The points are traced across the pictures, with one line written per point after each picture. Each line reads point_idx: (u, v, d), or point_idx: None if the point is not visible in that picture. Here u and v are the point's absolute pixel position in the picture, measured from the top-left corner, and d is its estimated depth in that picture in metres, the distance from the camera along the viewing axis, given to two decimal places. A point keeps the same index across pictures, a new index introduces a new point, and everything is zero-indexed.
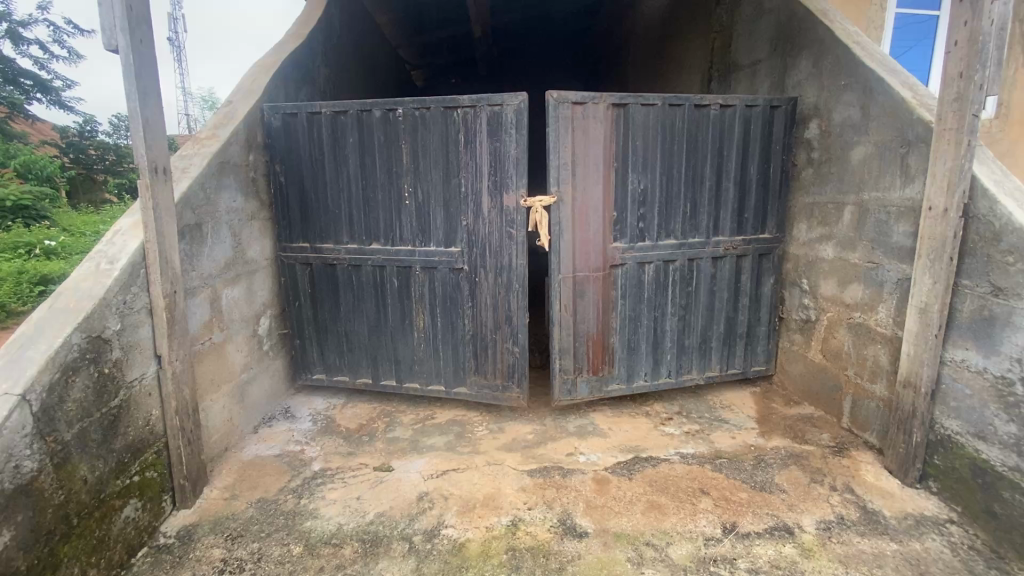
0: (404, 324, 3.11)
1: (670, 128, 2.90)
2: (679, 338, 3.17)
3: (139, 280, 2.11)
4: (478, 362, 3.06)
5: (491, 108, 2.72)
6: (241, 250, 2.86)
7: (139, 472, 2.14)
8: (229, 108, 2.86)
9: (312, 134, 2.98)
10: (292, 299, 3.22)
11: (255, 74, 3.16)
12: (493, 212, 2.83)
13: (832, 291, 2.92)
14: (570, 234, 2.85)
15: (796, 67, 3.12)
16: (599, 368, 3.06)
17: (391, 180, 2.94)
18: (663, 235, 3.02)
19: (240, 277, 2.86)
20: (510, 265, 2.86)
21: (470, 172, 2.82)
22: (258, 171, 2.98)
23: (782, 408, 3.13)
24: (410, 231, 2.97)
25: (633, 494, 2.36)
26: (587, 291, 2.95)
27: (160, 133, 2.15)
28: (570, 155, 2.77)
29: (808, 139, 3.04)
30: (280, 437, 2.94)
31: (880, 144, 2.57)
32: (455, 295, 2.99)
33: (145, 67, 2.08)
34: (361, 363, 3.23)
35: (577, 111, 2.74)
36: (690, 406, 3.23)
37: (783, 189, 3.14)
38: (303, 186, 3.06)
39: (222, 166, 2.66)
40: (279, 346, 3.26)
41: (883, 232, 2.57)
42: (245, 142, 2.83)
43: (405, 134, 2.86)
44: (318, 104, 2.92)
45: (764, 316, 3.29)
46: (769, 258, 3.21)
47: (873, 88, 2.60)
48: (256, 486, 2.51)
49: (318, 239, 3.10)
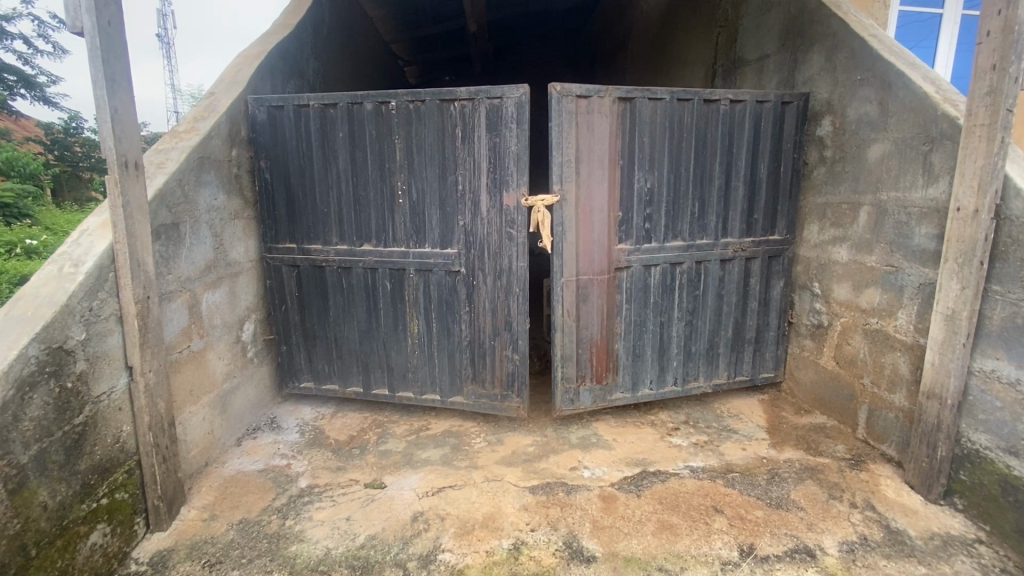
0: (397, 330, 2.93)
1: (678, 124, 2.76)
2: (685, 344, 3.03)
3: (108, 285, 1.93)
4: (475, 370, 2.89)
5: (489, 101, 2.56)
6: (222, 251, 2.69)
7: (108, 494, 1.97)
8: (210, 100, 2.71)
9: (300, 128, 2.80)
10: (278, 304, 3.05)
11: (239, 65, 3.00)
12: (492, 211, 2.67)
13: (846, 295, 2.79)
14: (573, 234, 2.70)
15: (807, 62, 2.99)
16: (602, 376, 2.91)
17: (383, 178, 2.77)
18: (670, 237, 2.87)
19: (222, 279, 2.70)
20: (510, 268, 2.70)
21: (468, 169, 2.66)
22: (241, 167, 2.80)
23: (793, 418, 3.00)
24: (404, 232, 2.80)
25: (642, 513, 2.21)
26: (591, 296, 2.80)
27: (129, 124, 1.97)
28: (574, 152, 2.63)
29: (820, 136, 2.91)
30: (265, 449, 2.78)
31: (900, 141, 2.45)
32: (451, 300, 2.82)
33: (114, 52, 1.90)
34: (352, 371, 3.06)
35: (582, 104, 2.60)
36: (696, 415, 3.09)
37: (793, 189, 3.00)
38: (289, 183, 2.88)
39: (202, 161, 2.49)
40: (263, 352, 3.08)
41: (903, 234, 2.45)
42: (227, 136, 2.66)
43: (398, 128, 2.69)
44: (306, 96, 2.75)
45: (773, 320, 3.15)
46: (778, 261, 3.08)
47: (892, 83, 2.48)
48: (238, 505, 2.34)
49: (306, 240, 2.92)
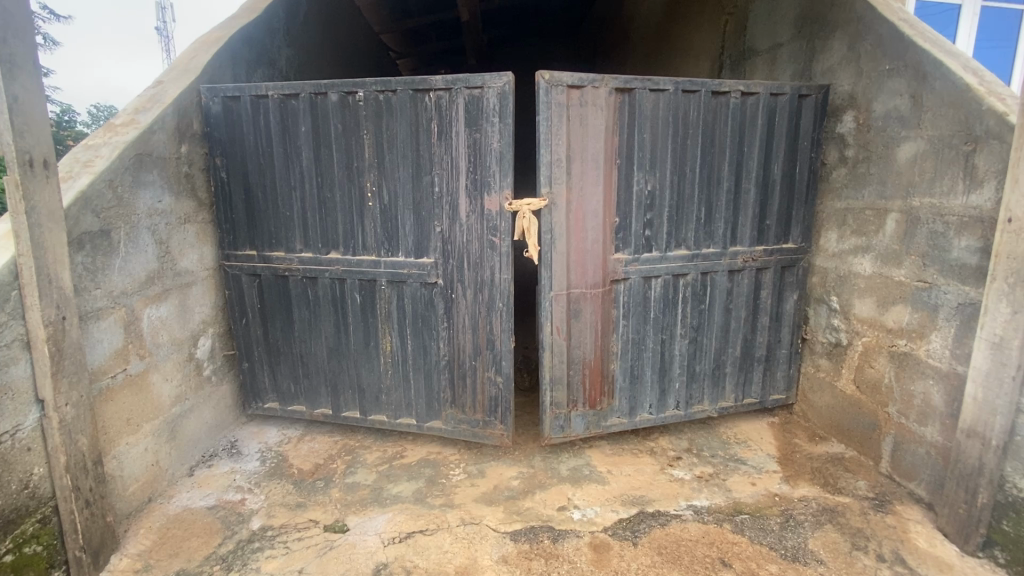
0: (368, 347, 2.64)
1: (682, 120, 2.46)
2: (688, 363, 2.74)
3: (9, 306, 1.63)
4: (454, 393, 2.59)
5: (469, 92, 2.26)
6: (169, 260, 2.39)
7: (12, 550, 1.68)
8: (157, 90, 2.41)
9: (259, 121, 2.50)
10: (238, 317, 2.75)
11: (195, 51, 2.71)
12: (472, 217, 2.38)
13: (869, 312, 2.50)
14: (564, 243, 2.40)
15: (827, 51, 2.69)
16: (596, 401, 2.62)
17: (351, 177, 2.47)
18: (673, 246, 2.58)
19: (169, 292, 2.40)
20: (492, 280, 2.41)
21: (445, 168, 2.36)
22: (193, 165, 2.50)
23: (807, 446, 2.70)
24: (374, 238, 2.50)
25: (638, 567, 1.93)
26: (583, 312, 2.50)
27: (35, 113, 1.66)
28: (565, 150, 2.32)
29: (840, 133, 2.61)
30: (219, 481, 2.49)
31: (936, 140, 2.16)
32: (428, 315, 2.53)
33: (14, 28, 1.59)
34: (320, 392, 2.77)
35: (573, 96, 2.30)
36: (700, 441, 2.80)
37: (810, 192, 2.70)
38: (248, 183, 2.57)
39: (141, 158, 2.20)
40: (223, 369, 2.79)
41: (939, 245, 2.15)
42: (174, 130, 2.36)
43: (367, 121, 2.39)
44: (264, 86, 2.45)
45: (785, 337, 2.85)
46: (792, 272, 2.78)
47: (927, 73, 2.18)
48: (177, 552, 2.05)
49: (267, 246, 2.62)
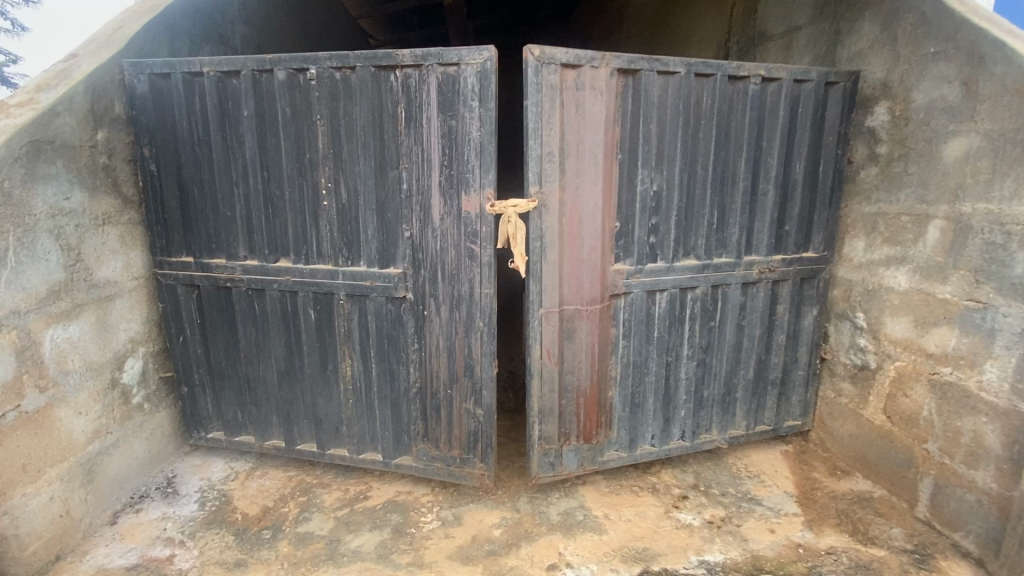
0: (325, 371, 2.26)
1: (694, 109, 2.11)
2: (696, 388, 2.40)
3: None
4: (427, 424, 2.22)
5: (442, 69, 1.89)
6: (81, 269, 1.99)
7: None
8: (68, 64, 2.01)
9: (193, 103, 2.10)
10: (175, 334, 2.35)
11: (123, 20, 2.29)
12: (447, 220, 2.01)
13: (904, 333, 2.18)
14: (556, 252, 2.04)
15: (854, 34, 2.35)
16: (592, 434, 2.27)
17: (303, 171, 2.08)
18: (682, 255, 2.23)
19: (82, 308, 2.00)
20: (471, 295, 2.04)
21: (415, 161, 1.98)
22: (114, 155, 2.10)
23: (829, 482, 2.38)
24: (332, 244, 2.12)
25: None
26: (578, 332, 2.15)
27: None
28: (558, 141, 1.96)
29: (871, 128, 2.28)
30: (146, 531, 2.09)
31: (995, 136, 1.84)
32: (395, 334, 2.15)
33: None
34: (271, 421, 2.38)
35: (568, 78, 1.93)
36: (707, 475, 2.47)
37: (834, 194, 2.37)
38: (181, 177, 2.17)
39: (38, 145, 1.80)
40: (159, 394, 2.39)
41: (998, 259, 1.83)
42: (86, 112, 1.96)
43: (321, 104, 2.00)
44: (199, 61, 2.05)
45: (803, 357, 2.52)
46: (812, 285, 2.45)
47: (983, 57, 1.86)
48: None
49: (206, 253, 2.22)
